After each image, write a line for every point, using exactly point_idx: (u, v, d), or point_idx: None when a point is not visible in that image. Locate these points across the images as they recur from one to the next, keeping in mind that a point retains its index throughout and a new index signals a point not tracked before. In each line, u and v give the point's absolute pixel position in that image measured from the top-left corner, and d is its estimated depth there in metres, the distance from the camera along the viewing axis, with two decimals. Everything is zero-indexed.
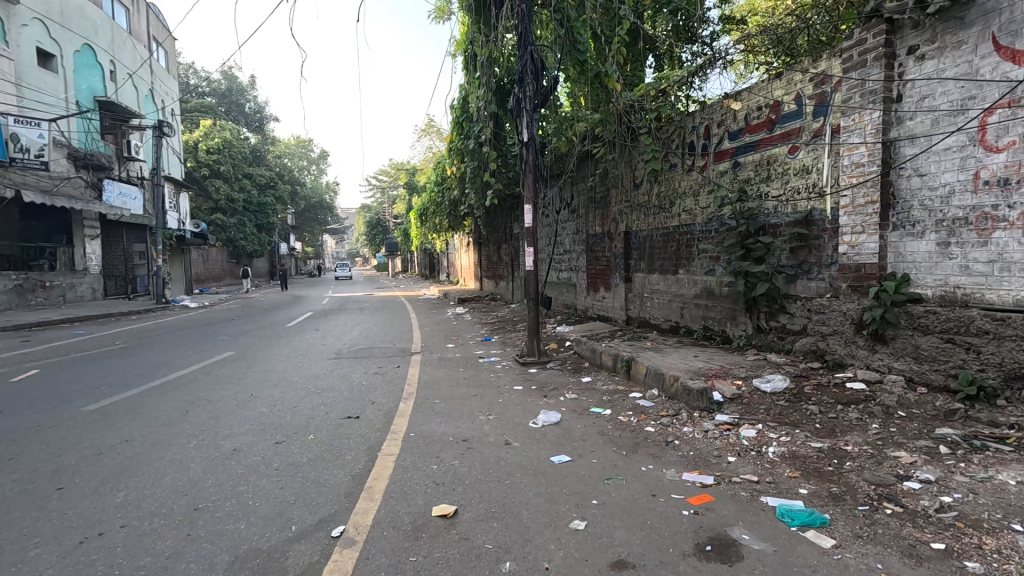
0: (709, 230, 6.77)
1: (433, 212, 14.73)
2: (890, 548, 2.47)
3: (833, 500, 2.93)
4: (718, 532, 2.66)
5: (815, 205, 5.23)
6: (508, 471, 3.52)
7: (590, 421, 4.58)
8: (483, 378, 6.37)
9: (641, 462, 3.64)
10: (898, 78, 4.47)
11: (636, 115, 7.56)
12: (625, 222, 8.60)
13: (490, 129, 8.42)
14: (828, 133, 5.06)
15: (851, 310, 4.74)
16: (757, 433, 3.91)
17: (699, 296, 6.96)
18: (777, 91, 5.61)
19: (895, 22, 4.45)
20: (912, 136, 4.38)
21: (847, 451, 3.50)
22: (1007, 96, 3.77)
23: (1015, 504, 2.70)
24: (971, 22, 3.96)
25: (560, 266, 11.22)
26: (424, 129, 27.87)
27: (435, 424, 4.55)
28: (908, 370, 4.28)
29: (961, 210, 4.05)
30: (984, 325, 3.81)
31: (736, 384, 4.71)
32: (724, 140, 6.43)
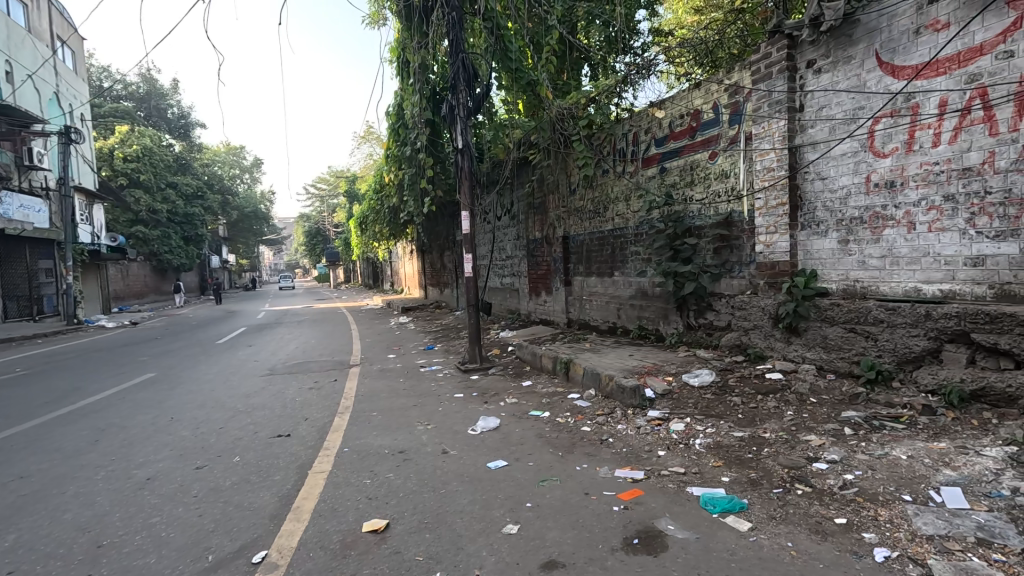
0: (641, 233, 7.02)
1: (373, 220, 14.38)
2: (800, 526, 2.64)
3: (751, 485, 3.11)
4: (645, 525, 2.75)
5: (734, 207, 5.55)
6: (444, 481, 3.48)
7: (529, 424, 4.61)
8: (424, 387, 6.28)
9: (576, 461, 3.70)
10: (800, 89, 4.83)
11: (568, 123, 7.74)
12: (563, 227, 8.76)
13: (426, 136, 8.38)
14: (742, 140, 5.39)
15: (767, 305, 5.06)
16: (685, 426, 4.09)
17: (634, 297, 7.20)
18: (696, 100, 5.93)
19: (795, 37, 4.82)
20: (814, 143, 4.74)
21: (765, 438, 3.72)
22: (889, 106, 4.17)
23: (906, 477, 2.96)
24: (857, 40, 4.37)
25: (503, 271, 11.26)
26: (363, 135, 27.14)
27: (371, 438, 4.43)
28: (818, 359, 4.61)
29: (857, 210, 4.43)
30: (880, 315, 4.17)
31: (667, 381, 4.91)
32: (651, 146, 6.71)
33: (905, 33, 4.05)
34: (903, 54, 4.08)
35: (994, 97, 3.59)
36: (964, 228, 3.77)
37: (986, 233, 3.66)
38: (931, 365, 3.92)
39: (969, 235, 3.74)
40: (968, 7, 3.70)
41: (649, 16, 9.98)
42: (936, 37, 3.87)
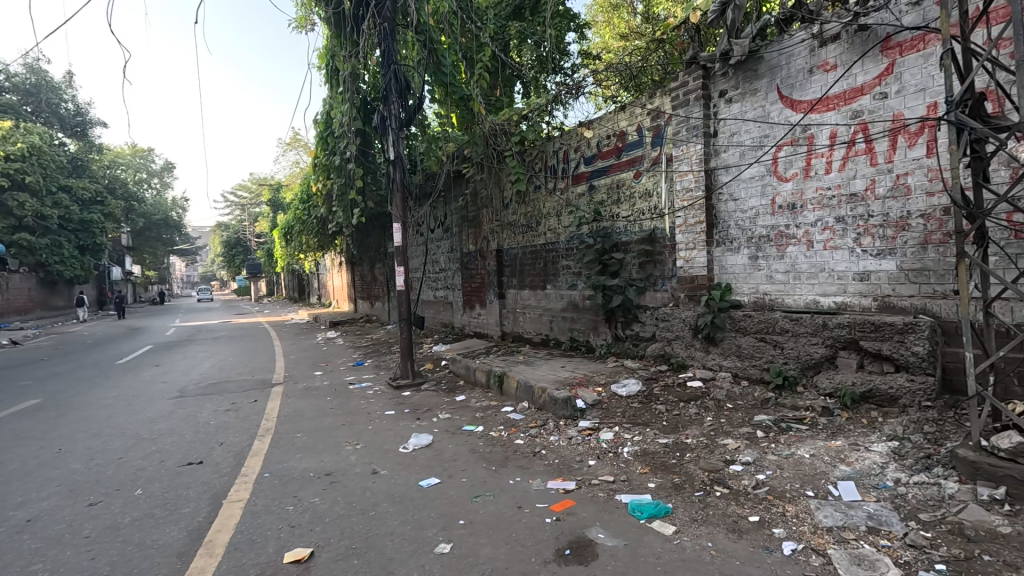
0: (572, 247, 7.22)
1: (299, 231, 13.74)
2: (719, 526, 2.80)
3: (675, 489, 3.26)
4: (577, 535, 2.80)
5: (657, 224, 5.86)
6: (374, 502, 3.35)
7: (462, 439, 4.57)
8: (353, 405, 6.03)
9: (509, 475, 3.71)
10: (713, 117, 5.23)
11: (501, 138, 7.86)
12: (497, 240, 8.82)
13: (355, 146, 8.19)
14: (663, 160, 5.73)
15: (688, 317, 5.37)
16: (614, 435, 4.22)
17: (566, 309, 7.37)
18: (622, 122, 6.23)
19: (709, 68, 5.23)
20: (726, 166, 5.14)
21: (688, 443, 3.92)
22: (788, 136, 4.61)
23: (809, 474, 3.23)
24: (761, 74, 4.81)
25: (436, 284, 11.14)
26: (288, 142, 25.93)
27: (294, 461, 4.19)
28: (734, 367, 4.93)
29: (765, 229, 4.83)
30: (785, 325, 4.55)
31: (596, 391, 5.06)
32: (581, 164, 6.96)
33: (802, 71, 4.51)
34: (799, 89, 4.53)
35: (873, 132, 4.06)
36: (852, 246, 4.22)
37: (870, 251, 4.11)
38: (829, 370, 4.32)
39: (856, 253, 4.19)
40: (851, 52, 4.18)
41: (578, 39, 10.37)
42: (827, 76, 4.34)
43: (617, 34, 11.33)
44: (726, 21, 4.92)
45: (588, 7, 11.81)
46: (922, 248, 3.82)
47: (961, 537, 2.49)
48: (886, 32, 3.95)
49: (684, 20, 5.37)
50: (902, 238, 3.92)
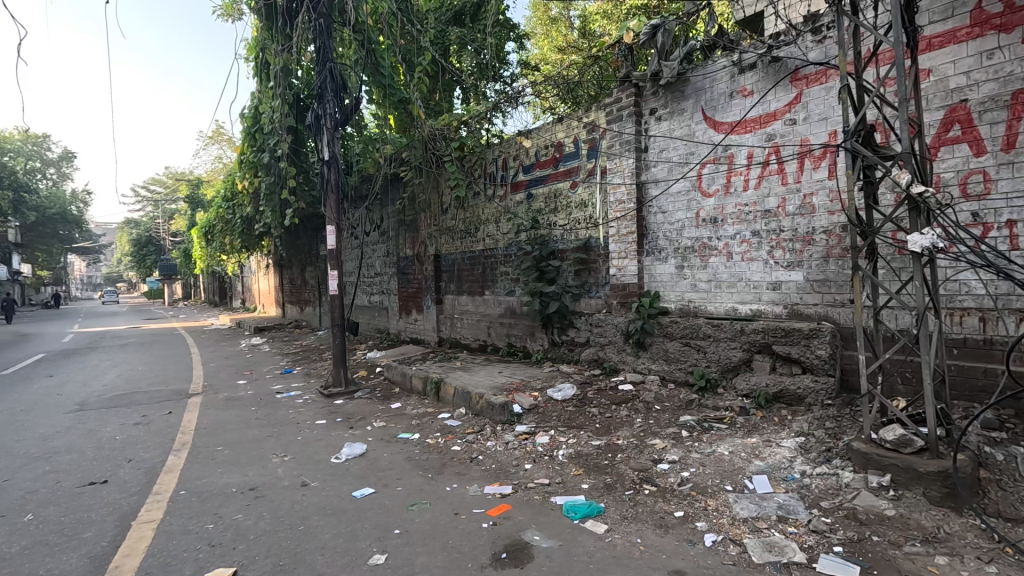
0: (510, 254, 7.30)
1: (220, 231, 12.91)
2: (647, 523, 2.94)
3: (607, 489, 3.39)
4: (513, 538, 2.84)
5: (592, 233, 6.07)
6: (303, 516, 3.21)
7: (397, 447, 4.48)
8: (280, 415, 5.73)
9: (446, 482, 3.69)
10: (644, 133, 5.52)
11: (440, 144, 7.84)
12: (434, 245, 8.75)
13: (287, 144, 7.84)
14: (598, 173, 5.96)
15: (620, 322, 5.59)
16: (550, 439, 4.32)
17: (503, 315, 7.43)
18: (559, 134, 6.42)
19: (640, 87, 5.51)
20: (656, 180, 5.43)
21: (619, 444, 4.08)
22: (711, 155, 4.95)
23: (728, 470, 3.46)
24: (688, 96, 5.13)
25: (371, 289, 10.86)
26: (210, 136, 24.31)
27: (215, 476, 3.93)
28: (661, 370, 5.20)
29: (690, 240, 5.14)
30: (708, 330, 4.86)
31: (533, 396, 5.14)
32: (519, 173, 7.08)
33: (723, 95, 4.87)
34: (721, 112, 4.88)
35: (784, 154, 4.45)
36: (766, 258, 4.59)
37: (781, 263, 4.49)
38: (746, 372, 4.66)
39: (769, 264, 4.56)
40: (765, 80, 4.56)
41: (518, 49, 10.54)
42: (745, 101, 4.71)
43: (555, 47, 11.63)
44: (656, 44, 5.27)
45: (527, 18, 12.05)
46: (825, 261, 4.23)
47: (855, 521, 2.78)
48: (795, 65, 4.35)
49: (618, 40, 5.65)
50: (808, 252, 4.32)
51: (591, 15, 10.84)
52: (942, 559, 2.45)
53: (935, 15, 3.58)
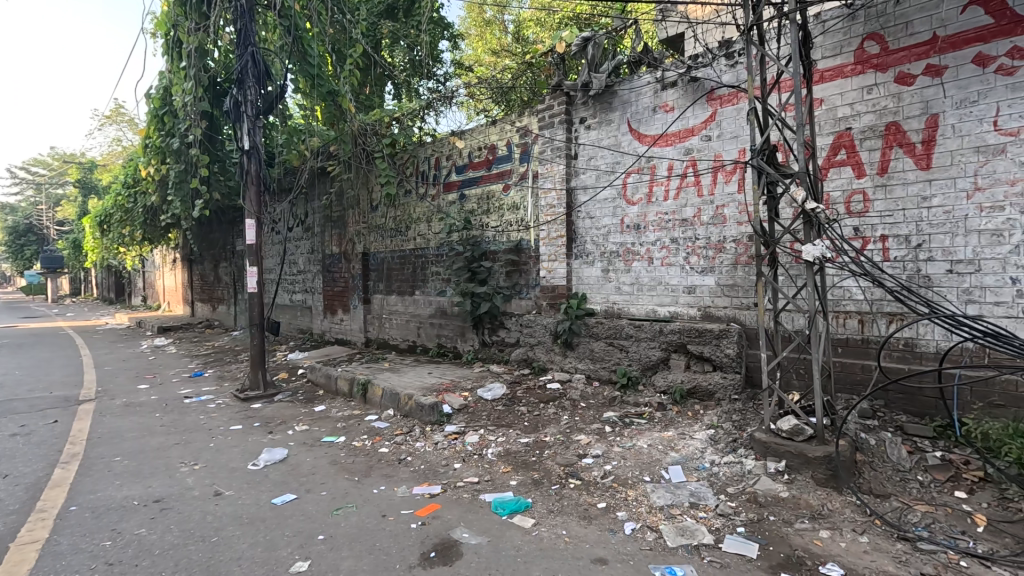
0: (441, 254, 7.27)
1: (119, 221, 11.73)
2: (572, 515, 3.07)
3: (534, 485, 3.49)
4: (442, 537, 2.85)
5: (523, 236, 6.20)
6: (217, 527, 3.03)
7: (321, 452, 4.32)
8: (189, 421, 5.32)
9: (373, 484, 3.62)
10: (574, 140, 5.73)
11: (371, 139, 7.61)
12: (362, 243, 8.50)
13: (201, 130, 7.30)
14: (529, 176, 6.10)
15: (549, 323, 5.76)
16: (479, 437, 4.36)
17: (433, 315, 7.38)
18: (492, 136, 6.49)
19: (571, 96, 5.71)
20: (584, 187, 5.65)
21: (546, 441, 4.20)
22: (636, 165, 5.23)
23: (646, 462, 3.68)
24: (615, 107, 5.40)
25: (293, 287, 10.36)
26: (107, 116, 21.95)
27: (112, 489, 3.59)
28: (587, 369, 5.41)
29: (615, 245, 5.40)
30: (630, 330, 5.13)
31: (463, 396, 5.15)
32: (452, 173, 7.08)
33: (647, 109, 5.16)
34: (644, 125, 5.18)
35: (700, 168, 4.79)
36: (683, 263, 4.92)
37: (696, 268, 4.83)
38: (663, 370, 4.95)
39: (686, 269, 4.90)
40: (685, 98, 4.89)
41: (452, 48, 10.51)
42: (666, 116, 5.02)
43: (489, 50, 11.72)
44: (586, 55, 5.48)
45: (462, 18, 12.03)
46: (733, 267, 4.60)
47: (755, 503, 3.07)
48: (711, 85, 4.70)
49: (551, 49, 5.80)
50: (720, 258, 4.68)
51: (525, 22, 11.05)
52: (826, 533, 2.77)
53: (826, 51, 4.02)
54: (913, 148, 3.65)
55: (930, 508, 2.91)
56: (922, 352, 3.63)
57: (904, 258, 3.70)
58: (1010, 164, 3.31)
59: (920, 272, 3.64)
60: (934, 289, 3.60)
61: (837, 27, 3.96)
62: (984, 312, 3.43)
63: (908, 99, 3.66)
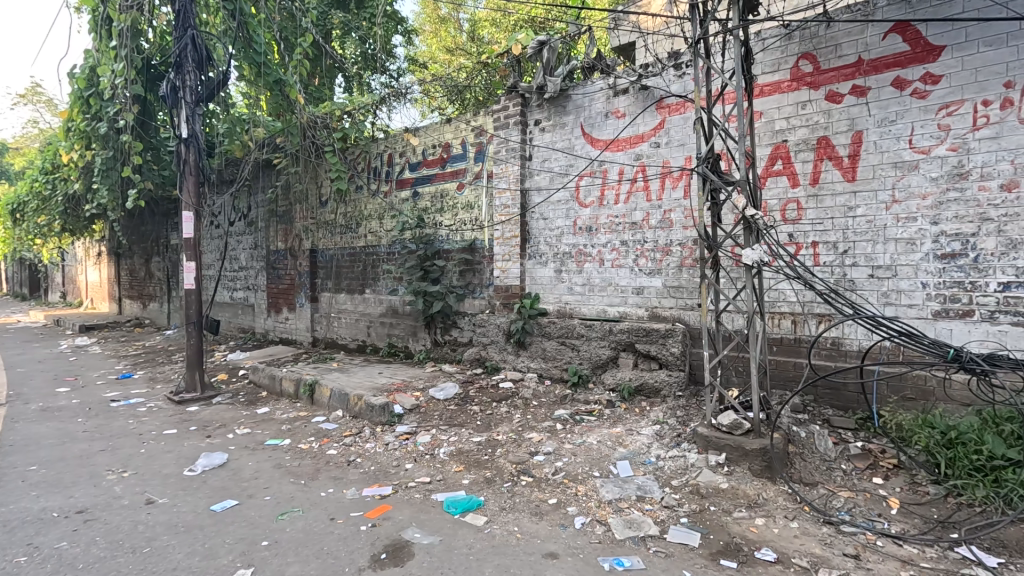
0: (393, 252, 7.14)
1: (35, 210, 10.75)
2: (523, 511, 3.11)
3: (487, 483, 3.51)
4: (393, 538, 2.81)
5: (477, 235, 6.21)
6: (151, 536, 2.86)
7: (265, 455, 4.16)
8: (116, 426, 4.96)
9: (321, 488, 3.52)
10: (529, 142, 5.79)
11: (321, 132, 7.34)
12: (310, 240, 8.21)
13: (133, 115, 6.82)
14: (484, 176, 6.11)
15: (502, 323, 5.78)
16: (431, 437, 4.32)
17: (384, 315, 7.24)
18: (447, 134, 6.46)
19: (526, 98, 5.77)
20: (538, 188, 5.73)
21: (499, 440, 4.22)
22: (589, 168, 5.35)
23: (596, 458, 3.78)
24: (568, 111, 5.50)
25: (234, 284, 9.88)
26: (22, 95, 20.08)
27: (27, 501, 3.30)
28: (539, 368, 5.49)
29: (568, 247, 5.51)
30: (581, 330, 5.24)
31: (415, 396, 5.09)
32: (405, 170, 6.98)
33: (599, 114, 5.28)
34: (597, 129, 5.30)
35: (649, 173, 4.96)
36: (632, 265, 5.08)
37: (644, 270, 5.00)
38: (612, 368, 5.09)
39: (635, 271, 5.06)
40: (636, 105, 5.04)
41: (406, 43, 10.36)
42: (618, 122, 5.16)
43: (444, 47, 11.62)
44: (542, 58, 5.55)
45: (416, 14, 11.88)
46: (679, 269, 4.79)
47: (698, 495, 3.22)
48: (660, 94, 4.87)
49: (506, 50, 5.82)
50: (666, 261, 4.86)
51: (480, 22, 11.04)
52: (761, 520, 2.94)
53: (766, 67, 4.27)
54: (841, 161, 3.94)
55: (852, 494, 3.16)
56: (846, 350, 3.93)
57: (833, 264, 3.99)
58: (923, 179, 3.64)
59: (846, 277, 3.94)
60: (858, 292, 3.91)
61: (776, 45, 4.22)
62: (900, 313, 3.75)
63: (837, 116, 3.95)
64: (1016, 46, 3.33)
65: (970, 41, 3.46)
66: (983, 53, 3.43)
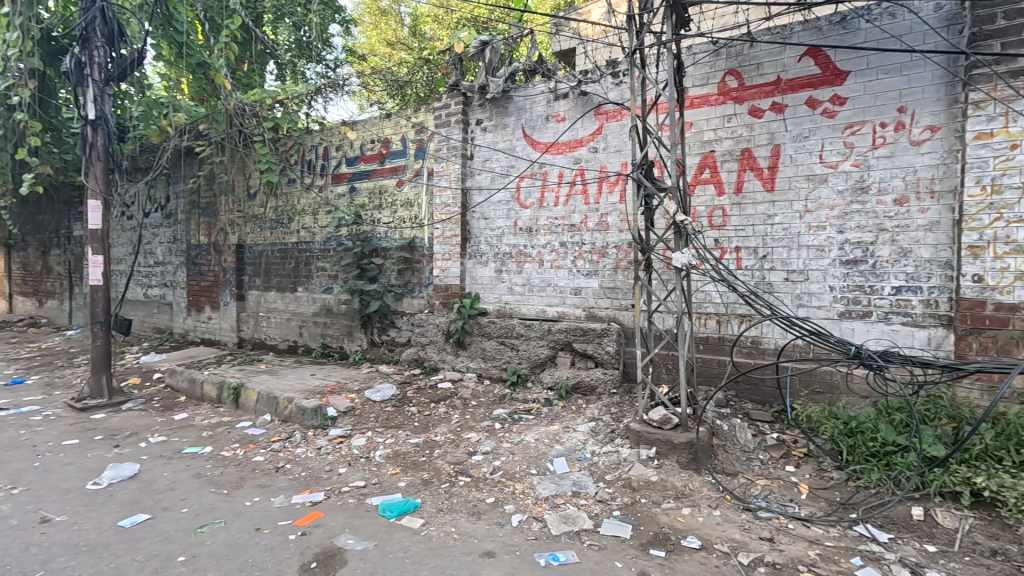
0: (327, 249, 6.87)
1: None
2: (461, 512, 3.10)
3: (424, 485, 3.46)
4: (325, 545, 2.71)
5: (416, 234, 6.11)
6: (46, 558, 2.58)
7: (182, 464, 3.87)
8: (4, 438, 4.43)
9: (245, 497, 3.32)
10: (470, 141, 5.78)
11: (249, 121, 6.92)
12: (236, 234, 7.73)
13: (28, 91, 6.13)
14: (424, 174, 6.03)
15: (441, 322, 5.73)
16: (366, 440, 4.20)
17: (317, 314, 6.95)
18: (386, 130, 6.31)
19: (468, 97, 5.75)
20: (479, 188, 5.73)
21: (437, 440, 4.18)
22: (529, 169, 5.42)
23: (533, 456, 3.82)
24: (509, 113, 5.53)
25: (150, 281, 9.13)
26: None
27: None
28: (479, 368, 5.48)
29: (508, 247, 5.55)
30: (520, 329, 5.29)
31: (350, 398, 4.93)
32: (341, 164, 6.74)
33: (540, 117, 5.35)
34: (537, 132, 5.37)
35: (587, 177, 5.09)
36: (570, 267, 5.19)
37: (582, 271, 5.13)
38: (550, 367, 5.18)
39: (573, 272, 5.18)
40: (575, 110, 5.15)
41: (344, 33, 10.00)
42: (558, 125, 5.25)
43: (384, 41, 11.34)
44: (484, 58, 5.55)
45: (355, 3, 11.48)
46: (615, 271, 4.95)
47: (630, 488, 3.34)
48: (598, 101, 5.01)
49: (448, 47, 5.77)
50: (603, 263, 5.01)
51: (422, 17, 10.87)
52: (687, 510, 3.10)
53: (696, 80, 4.51)
54: (762, 172, 4.23)
55: (768, 482, 3.41)
56: (764, 348, 4.23)
57: (753, 267, 4.28)
58: (831, 192, 3.98)
59: (765, 280, 4.24)
60: (775, 294, 4.21)
61: (705, 60, 4.47)
62: (810, 314, 4.09)
63: (758, 130, 4.24)
64: (908, 75, 3.71)
65: (871, 68, 3.82)
66: (882, 80, 3.79)
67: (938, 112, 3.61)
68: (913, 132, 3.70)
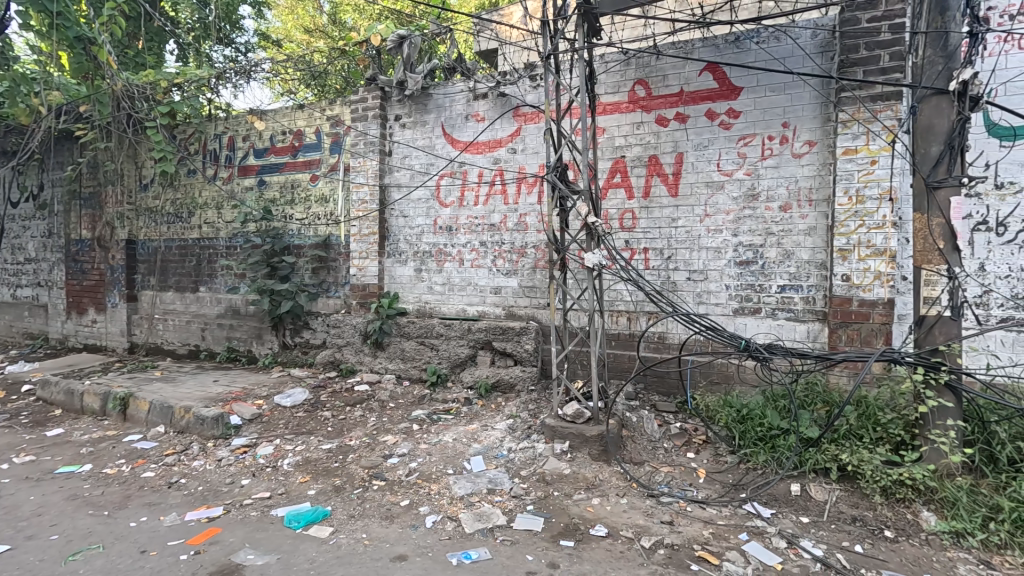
0: (234, 246, 6.41)
1: None
2: (373, 517, 3.02)
3: (335, 492, 3.33)
4: (221, 564, 2.53)
5: (332, 231, 5.88)
6: None
7: (54, 486, 3.46)
8: None
9: (129, 517, 3.03)
10: (388, 137, 5.64)
11: (140, 104, 6.29)
12: (126, 228, 7.01)
13: None
14: (340, 169, 5.81)
15: (358, 323, 5.55)
16: (273, 449, 3.98)
17: (222, 316, 6.47)
18: (299, 121, 5.99)
19: (386, 92, 5.61)
20: (398, 185, 5.62)
21: (351, 445, 4.04)
22: (448, 168, 5.38)
23: (450, 456, 3.81)
24: (429, 110, 5.46)
25: (19, 280, 8.03)
26: None
27: None
28: (398, 369, 5.37)
29: (428, 246, 5.48)
30: (440, 329, 5.25)
31: (256, 405, 4.65)
32: (249, 155, 6.32)
33: (460, 116, 5.33)
34: (456, 130, 5.35)
35: (506, 178, 5.14)
36: (490, 266, 5.23)
37: (502, 270, 5.18)
38: (470, 366, 5.18)
39: (493, 271, 5.21)
40: (494, 110, 5.19)
41: (257, 15, 9.34)
42: (477, 125, 5.26)
43: (301, 27, 10.76)
44: (402, 53, 5.43)
45: None
46: (533, 270, 5.05)
47: (544, 482, 3.43)
48: (516, 102, 5.07)
49: (366, 40, 5.59)
50: (522, 262, 5.09)
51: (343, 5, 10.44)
52: (596, 500, 3.24)
53: (609, 88, 4.71)
54: (667, 178, 4.50)
55: (671, 468, 3.64)
56: (669, 343, 4.50)
57: (660, 267, 4.55)
58: (727, 198, 4.32)
59: (670, 279, 4.52)
60: (678, 293, 4.50)
61: (617, 69, 4.68)
62: (709, 311, 4.41)
63: (664, 139, 4.51)
64: (790, 94, 4.10)
65: (760, 86, 4.19)
66: (770, 97, 4.17)
67: (815, 129, 4.03)
68: (795, 146, 4.11)
